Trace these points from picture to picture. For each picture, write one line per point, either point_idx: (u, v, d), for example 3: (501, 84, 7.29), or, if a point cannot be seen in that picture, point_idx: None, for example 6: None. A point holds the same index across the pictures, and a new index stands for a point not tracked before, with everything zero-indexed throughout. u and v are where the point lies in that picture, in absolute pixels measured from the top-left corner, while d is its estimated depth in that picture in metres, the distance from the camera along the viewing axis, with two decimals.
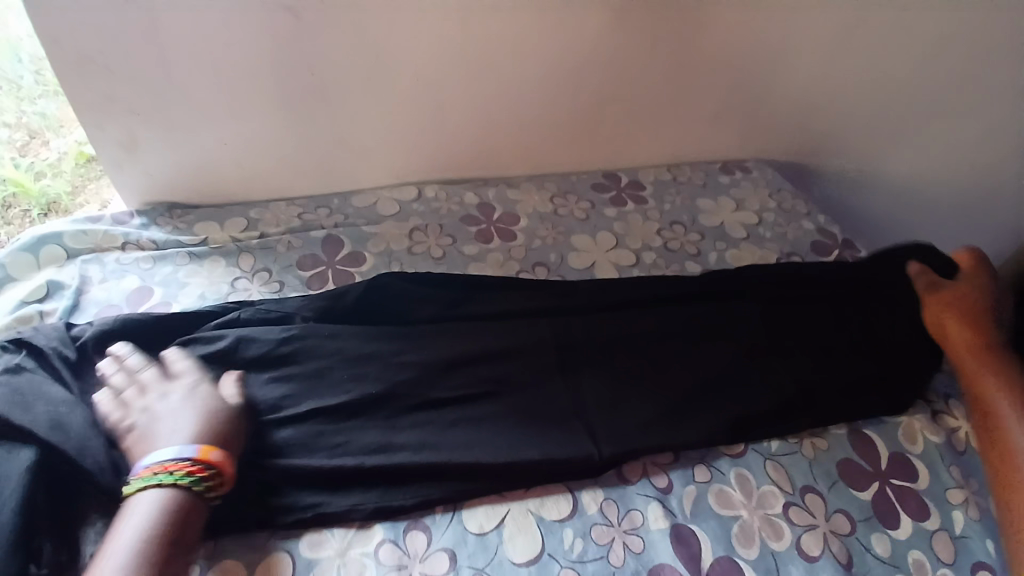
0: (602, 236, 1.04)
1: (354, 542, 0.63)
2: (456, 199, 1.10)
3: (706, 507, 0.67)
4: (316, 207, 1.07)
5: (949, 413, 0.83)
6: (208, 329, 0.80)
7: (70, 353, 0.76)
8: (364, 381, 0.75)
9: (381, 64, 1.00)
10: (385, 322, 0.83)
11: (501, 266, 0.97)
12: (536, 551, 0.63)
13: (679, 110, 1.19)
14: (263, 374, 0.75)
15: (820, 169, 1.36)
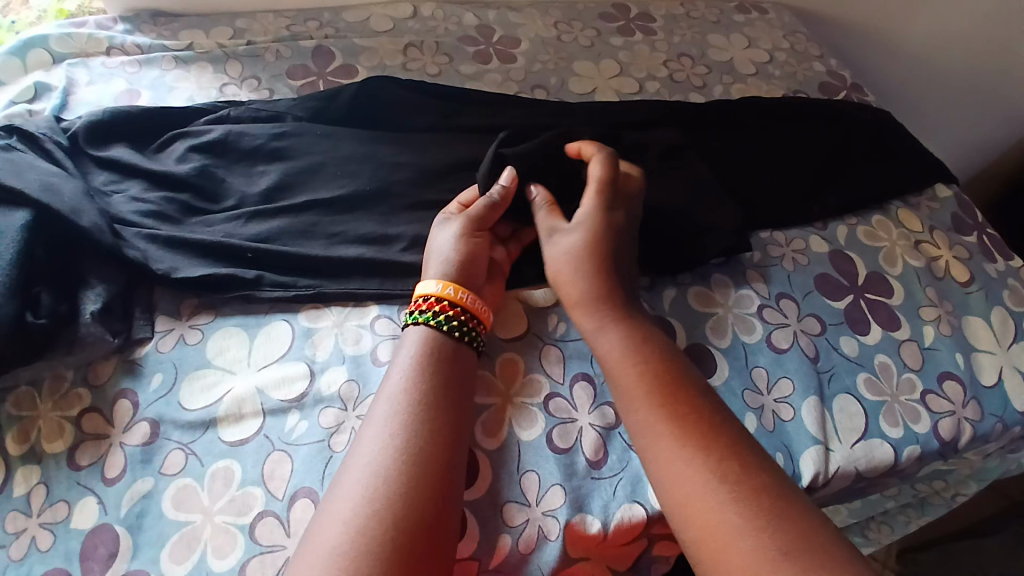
0: (606, 64, 1.00)
1: (351, 316, 0.66)
2: (454, 19, 1.04)
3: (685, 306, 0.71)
4: (305, 20, 1.01)
5: (930, 242, 0.84)
6: (201, 126, 0.80)
7: (63, 142, 0.75)
8: (358, 179, 0.75)
9: None
10: (373, 130, 0.81)
11: (500, 85, 0.94)
12: (525, 328, 0.66)
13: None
14: (253, 168, 0.75)
15: (843, 24, 1.29)
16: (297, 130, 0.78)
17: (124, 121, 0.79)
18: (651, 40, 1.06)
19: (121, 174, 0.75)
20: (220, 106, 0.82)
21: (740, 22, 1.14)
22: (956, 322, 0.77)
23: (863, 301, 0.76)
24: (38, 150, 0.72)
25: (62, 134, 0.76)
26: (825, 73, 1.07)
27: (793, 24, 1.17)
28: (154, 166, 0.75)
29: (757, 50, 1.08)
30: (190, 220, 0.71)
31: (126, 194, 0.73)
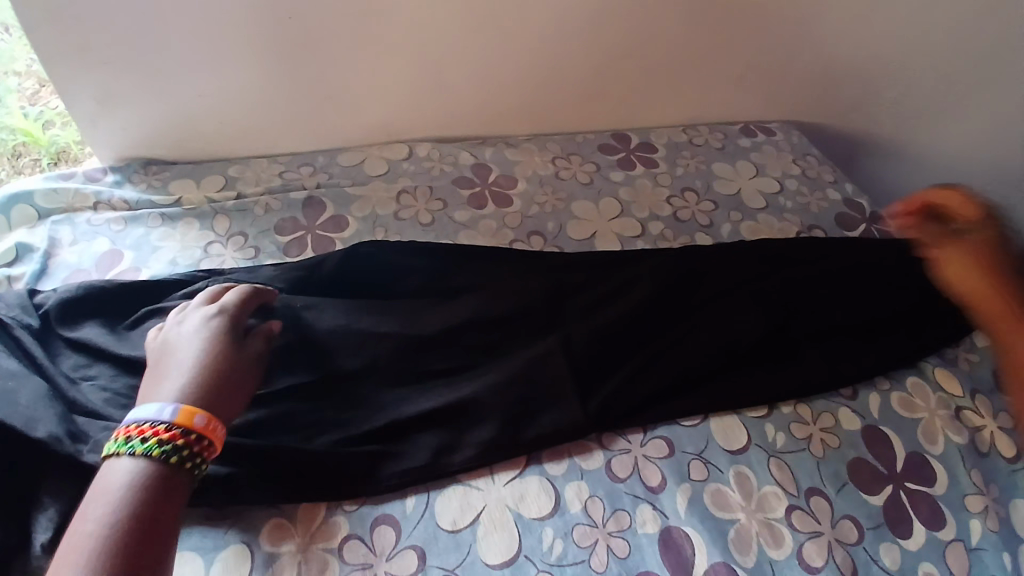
0: (605, 203, 0.97)
1: (318, 536, 0.58)
2: (450, 158, 1.02)
3: (703, 509, 0.63)
4: (299, 165, 1.00)
5: (970, 408, 0.76)
6: (176, 300, 0.76)
7: (33, 321, 0.71)
8: (338, 357, 0.69)
9: (372, 17, 0.91)
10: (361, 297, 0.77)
11: (493, 234, 0.90)
12: (513, 549, 0.58)
13: (693, 62, 1.08)
14: None
15: (856, 139, 1.25)
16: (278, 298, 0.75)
17: (99, 292, 0.75)
18: (653, 174, 1.03)
19: (86, 351, 0.70)
20: (202, 274, 0.80)
21: (746, 147, 1.11)
22: (1003, 510, 0.69)
23: (892, 486, 0.69)
24: (3, 335, 0.69)
25: (33, 312, 0.72)
26: (841, 202, 1.03)
27: (803, 146, 1.13)
28: (124, 344, 0.70)
29: (766, 178, 1.04)
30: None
31: (91, 377, 0.68)
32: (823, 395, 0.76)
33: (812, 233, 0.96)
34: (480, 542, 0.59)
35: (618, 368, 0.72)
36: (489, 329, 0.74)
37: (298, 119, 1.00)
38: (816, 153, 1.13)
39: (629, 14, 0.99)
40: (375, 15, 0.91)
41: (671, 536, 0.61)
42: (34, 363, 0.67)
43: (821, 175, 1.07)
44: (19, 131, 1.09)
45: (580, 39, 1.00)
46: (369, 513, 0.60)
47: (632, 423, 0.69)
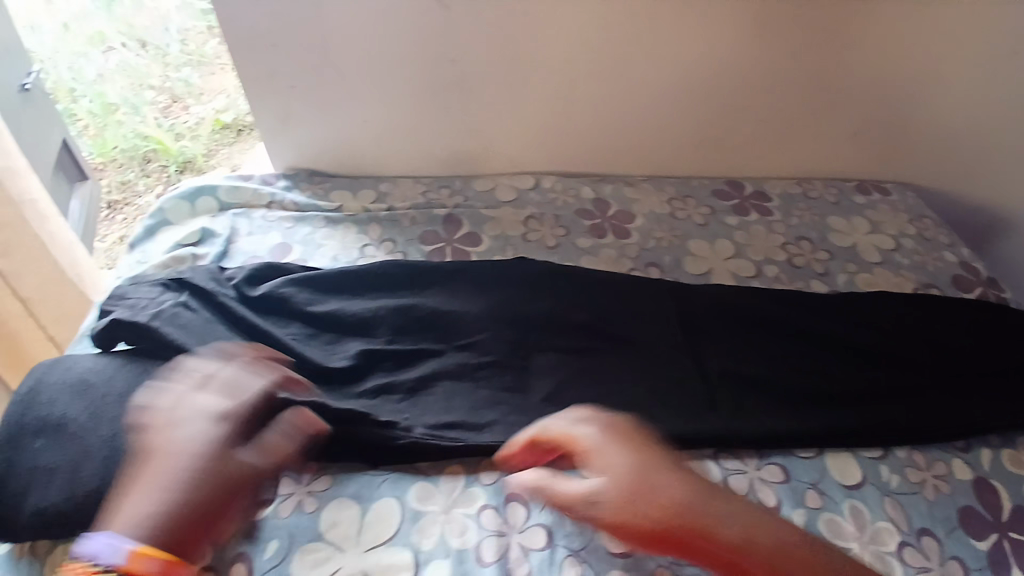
0: (720, 244, 1.02)
1: (459, 503, 0.66)
2: (573, 192, 1.11)
3: (817, 534, 0.67)
4: (439, 186, 1.12)
5: None
6: (344, 271, 0.86)
7: (229, 292, 0.83)
8: (477, 351, 0.79)
9: (519, 63, 1.02)
10: (501, 293, 0.85)
11: (613, 262, 0.97)
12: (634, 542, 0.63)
13: (814, 121, 1.12)
14: (385, 314, 0.81)
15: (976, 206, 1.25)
16: (436, 285, 0.86)
17: (280, 269, 0.87)
18: (768, 222, 1.07)
19: (279, 313, 0.82)
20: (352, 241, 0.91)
21: (861, 204, 1.13)
22: None
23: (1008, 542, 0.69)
24: (205, 301, 0.80)
25: (227, 284, 0.84)
26: (959, 265, 1.03)
27: (921, 208, 1.14)
28: (311, 308, 0.82)
29: (882, 235, 1.07)
30: (341, 354, 0.78)
31: (288, 334, 0.80)
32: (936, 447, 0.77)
33: (929, 292, 0.97)
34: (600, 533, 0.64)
35: (729, 401, 0.78)
36: (611, 351, 0.82)
37: (442, 147, 1.12)
38: (931, 215, 1.13)
39: (755, 74, 1.06)
40: (522, 61, 1.02)
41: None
42: (237, 325, 0.79)
43: (938, 237, 1.08)
44: (152, 140, 1.79)
45: (706, 93, 1.08)
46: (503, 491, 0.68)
47: (748, 446, 0.74)
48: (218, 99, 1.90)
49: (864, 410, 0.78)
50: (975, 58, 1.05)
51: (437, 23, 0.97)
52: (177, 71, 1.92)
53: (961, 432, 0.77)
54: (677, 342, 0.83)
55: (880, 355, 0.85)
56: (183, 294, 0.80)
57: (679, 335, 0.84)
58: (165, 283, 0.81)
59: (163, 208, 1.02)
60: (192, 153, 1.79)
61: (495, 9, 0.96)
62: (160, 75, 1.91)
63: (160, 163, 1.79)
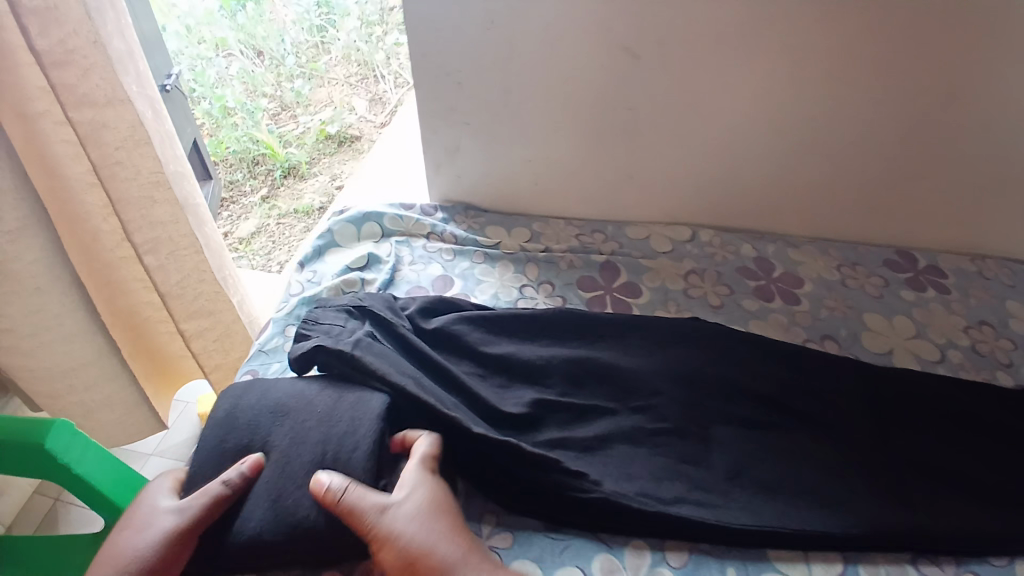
0: (899, 321, 0.96)
1: None
2: (731, 247, 1.07)
3: None
4: (592, 230, 1.11)
5: None
6: (517, 313, 0.86)
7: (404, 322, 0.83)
8: (656, 415, 0.76)
9: (697, 115, 1.00)
10: (677, 353, 0.83)
11: (784, 329, 0.92)
12: None
13: (1011, 201, 1.02)
14: (560, 363, 0.80)
15: None
16: (609, 339, 0.84)
17: (451, 305, 0.88)
18: (947, 301, 0.99)
19: (450, 350, 0.82)
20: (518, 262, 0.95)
21: None
22: None
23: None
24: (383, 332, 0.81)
25: (401, 314, 0.85)
26: None
27: None
28: (485, 348, 0.82)
29: None
30: (515, 399, 0.77)
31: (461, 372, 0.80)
32: None
33: None
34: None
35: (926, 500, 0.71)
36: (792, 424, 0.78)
37: (598, 190, 1.11)
38: None
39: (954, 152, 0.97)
40: (701, 113, 0.99)
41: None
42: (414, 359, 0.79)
43: None
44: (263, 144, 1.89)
45: (893, 163, 1.01)
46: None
47: (950, 554, 0.68)
48: (324, 112, 2.02)
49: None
50: None
51: (623, 71, 0.96)
52: (290, 80, 2.02)
53: None
54: (869, 422, 0.78)
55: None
56: (361, 322, 0.81)
57: (868, 419, 0.78)
58: (345, 309, 0.82)
59: (332, 229, 1.06)
60: (297, 159, 1.93)
61: (686, 62, 0.94)
62: (274, 83, 2.00)
63: (267, 166, 1.92)
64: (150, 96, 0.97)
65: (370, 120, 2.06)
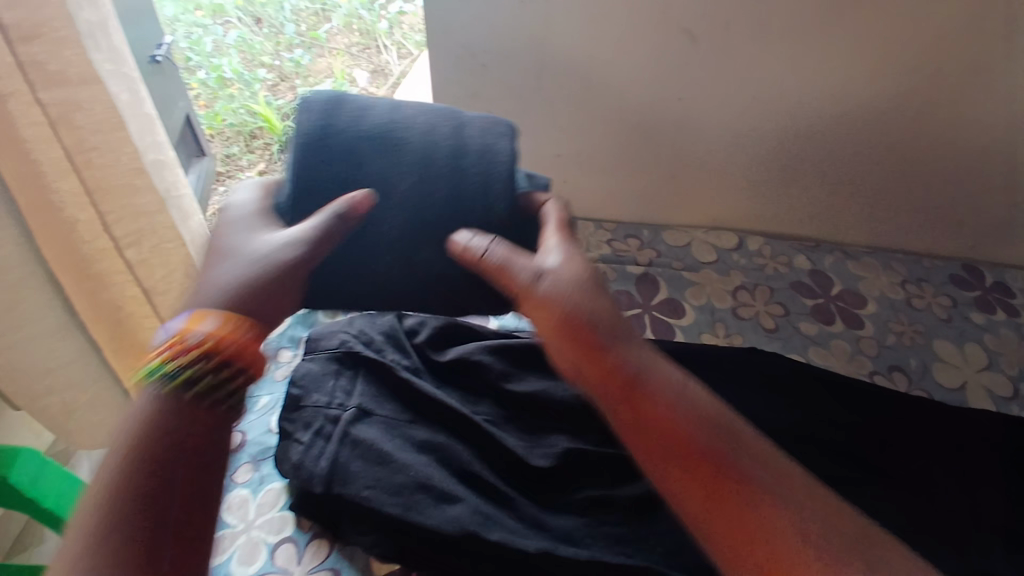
0: (970, 349, 0.84)
1: None
2: (783, 258, 0.95)
3: None
4: (625, 235, 0.98)
5: None
6: (539, 342, 0.75)
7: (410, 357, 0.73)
8: None
9: (758, 109, 0.86)
10: (730, 391, 0.72)
11: (848, 359, 0.81)
12: None
13: None
14: (594, 401, 0.69)
15: None
16: None
17: (465, 331, 0.77)
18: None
19: (462, 392, 0.72)
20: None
21: None
22: None
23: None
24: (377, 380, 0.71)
25: (406, 348, 0.74)
26: None
27: None
28: (507, 384, 0.71)
29: None
30: (543, 449, 0.66)
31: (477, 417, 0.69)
32: None
33: None
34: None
35: None
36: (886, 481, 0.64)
37: (633, 189, 0.99)
38: None
39: None
40: (762, 107, 0.85)
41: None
42: (417, 409, 0.69)
43: None
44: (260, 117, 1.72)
45: (980, 172, 0.88)
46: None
47: None
48: (325, 83, 1.85)
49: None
50: None
51: (678, 57, 0.82)
52: (290, 50, 1.91)
53: None
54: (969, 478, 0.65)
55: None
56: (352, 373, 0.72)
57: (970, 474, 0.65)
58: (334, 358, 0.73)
59: None
60: (296, 133, 1.73)
61: (757, 48, 0.80)
62: (272, 52, 1.90)
63: (266, 140, 1.74)
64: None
65: (372, 92, 1.90)
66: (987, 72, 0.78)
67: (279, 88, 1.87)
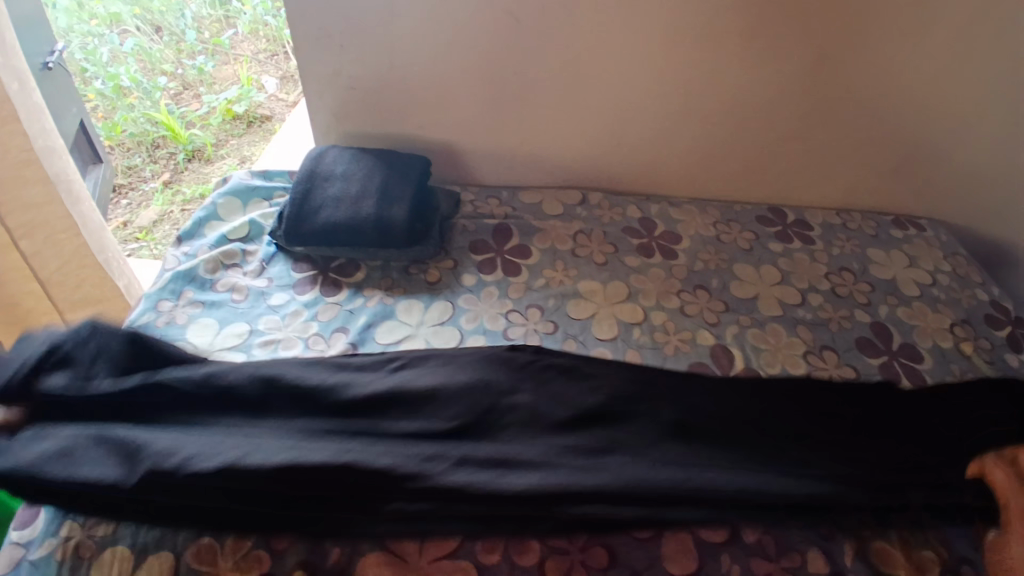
0: (766, 270, 1.02)
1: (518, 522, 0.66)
2: (618, 209, 1.12)
3: (863, 560, 0.65)
4: (486, 197, 1.12)
5: None
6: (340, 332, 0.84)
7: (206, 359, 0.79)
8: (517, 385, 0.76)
9: (578, 77, 1.03)
10: (547, 318, 0.89)
11: (661, 281, 0.98)
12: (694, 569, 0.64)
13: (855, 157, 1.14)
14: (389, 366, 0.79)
15: None
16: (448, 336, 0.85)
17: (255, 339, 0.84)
18: (809, 249, 1.08)
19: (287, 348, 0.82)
20: (402, 203, 0.91)
21: (898, 238, 1.16)
22: None
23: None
24: (115, 419, 0.71)
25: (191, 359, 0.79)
26: (988, 303, 1.06)
27: (952, 247, 1.16)
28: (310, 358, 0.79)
29: (918, 269, 1.09)
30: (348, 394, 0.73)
31: (323, 355, 0.81)
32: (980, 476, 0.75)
33: (963, 328, 0.99)
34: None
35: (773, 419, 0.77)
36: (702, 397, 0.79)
37: (491, 159, 1.14)
38: (958, 247, 1.17)
39: (808, 111, 1.08)
40: (581, 76, 1.03)
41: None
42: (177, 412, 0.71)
43: (970, 274, 1.11)
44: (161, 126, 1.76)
45: (759, 124, 1.10)
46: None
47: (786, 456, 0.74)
48: (228, 90, 1.90)
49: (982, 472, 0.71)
50: (1008, 123, 1.06)
51: (506, 34, 0.98)
52: (192, 58, 1.93)
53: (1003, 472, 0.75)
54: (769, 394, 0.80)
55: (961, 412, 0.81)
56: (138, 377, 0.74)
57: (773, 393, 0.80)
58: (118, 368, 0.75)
59: (215, 203, 1.06)
60: (202, 141, 1.79)
61: (567, 24, 0.97)
62: (173, 60, 1.90)
63: (169, 149, 1.79)
64: (13, 66, 0.92)
65: (283, 99, 1.95)
66: (747, 39, 0.99)
67: (183, 97, 1.92)
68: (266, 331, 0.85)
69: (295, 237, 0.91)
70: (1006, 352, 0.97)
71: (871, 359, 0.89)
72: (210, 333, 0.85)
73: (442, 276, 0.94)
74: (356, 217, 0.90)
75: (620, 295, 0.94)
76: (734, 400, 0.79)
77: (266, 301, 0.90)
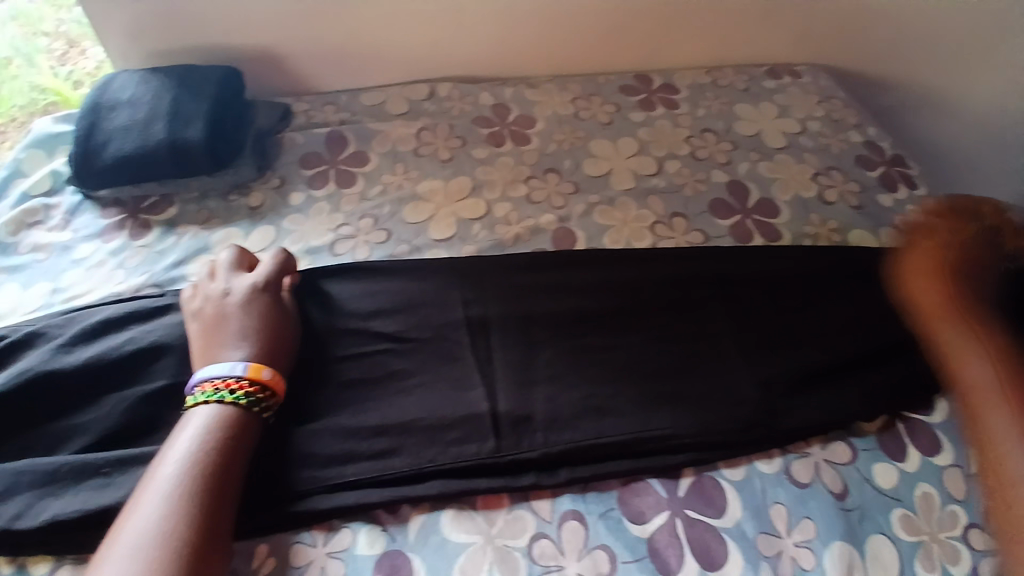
0: (623, 143, 0.96)
1: (315, 439, 0.59)
2: (469, 98, 1.03)
3: (676, 415, 0.64)
4: (323, 104, 1.01)
5: None
6: (113, 296, 0.75)
7: None
8: (321, 319, 0.69)
9: None
10: (381, 227, 0.83)
11: (510, 169, 0.91)
12: (500, 449, 0.60)
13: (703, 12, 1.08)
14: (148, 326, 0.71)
15: (882, 91, 1.25)
16: None
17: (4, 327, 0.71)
18: (674, 114, 1.02)
19: (86, 301, 0.75)
20: (197, 122, 0.84)
21: (770, 88, 1.10)
22: None
23: (899, 422, 0.67)
24: None
25: None
26: (863, 144, 1.01)
27: (828, 90, 1.11)
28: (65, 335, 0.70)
29: (789, 119, 1.04)
30: (118, 368, 0.67)
31: (126, 293, 0.75)
32: (815, 321, 0.74)
33: (830, 175, 0.94)
34: (480, 572, 0.54)
35: (610, 298, 0.73)
36: (553, 294, 0.73)
37: (321, 61, 1.04)
38: (836, 90, 1.12)
39: None
40: None
41: (703, 488, 0.60)
42: None
43: (845, 117, 1.06)
44: (51, 91, 1.23)
45: None
46: (383, 515, 0.57)
47: (614, 323, 0.71)
48: None
49: (831, 391, 0.68)
50: None
51: None
52: None
53: (835, 317, 0.74)
54: (631, 287, 0.74)
55: (809, 269, 0.78)
56: None
57: (606, 269, 0.76)
58: None
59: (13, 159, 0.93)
60: None
61: None
62: None
63: None
64: None
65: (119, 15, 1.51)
66: None
67: None
68: (71, 287, 0.78)
69: (86, 176, 0.82)
70: (874, 190, 0.94)
71: (723, 220, 0.85)
72: (13, 297, 0.77)
73: (265, 198, 0.86)
74: (147, 143, 0.82)
75: (463, 191, 0.88)
76: (571, 277, 0.75)
77: (72, 255, 0.81)
